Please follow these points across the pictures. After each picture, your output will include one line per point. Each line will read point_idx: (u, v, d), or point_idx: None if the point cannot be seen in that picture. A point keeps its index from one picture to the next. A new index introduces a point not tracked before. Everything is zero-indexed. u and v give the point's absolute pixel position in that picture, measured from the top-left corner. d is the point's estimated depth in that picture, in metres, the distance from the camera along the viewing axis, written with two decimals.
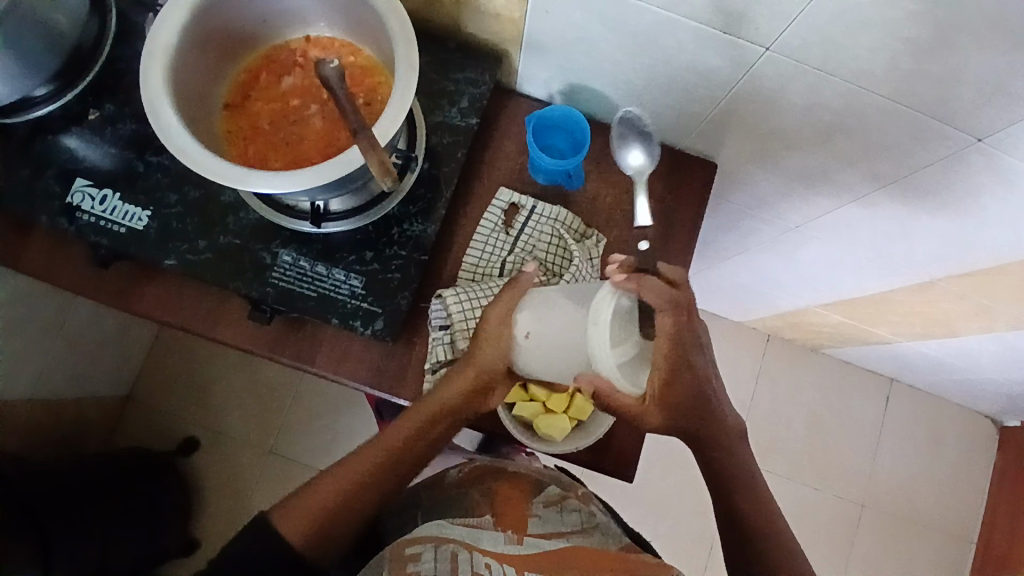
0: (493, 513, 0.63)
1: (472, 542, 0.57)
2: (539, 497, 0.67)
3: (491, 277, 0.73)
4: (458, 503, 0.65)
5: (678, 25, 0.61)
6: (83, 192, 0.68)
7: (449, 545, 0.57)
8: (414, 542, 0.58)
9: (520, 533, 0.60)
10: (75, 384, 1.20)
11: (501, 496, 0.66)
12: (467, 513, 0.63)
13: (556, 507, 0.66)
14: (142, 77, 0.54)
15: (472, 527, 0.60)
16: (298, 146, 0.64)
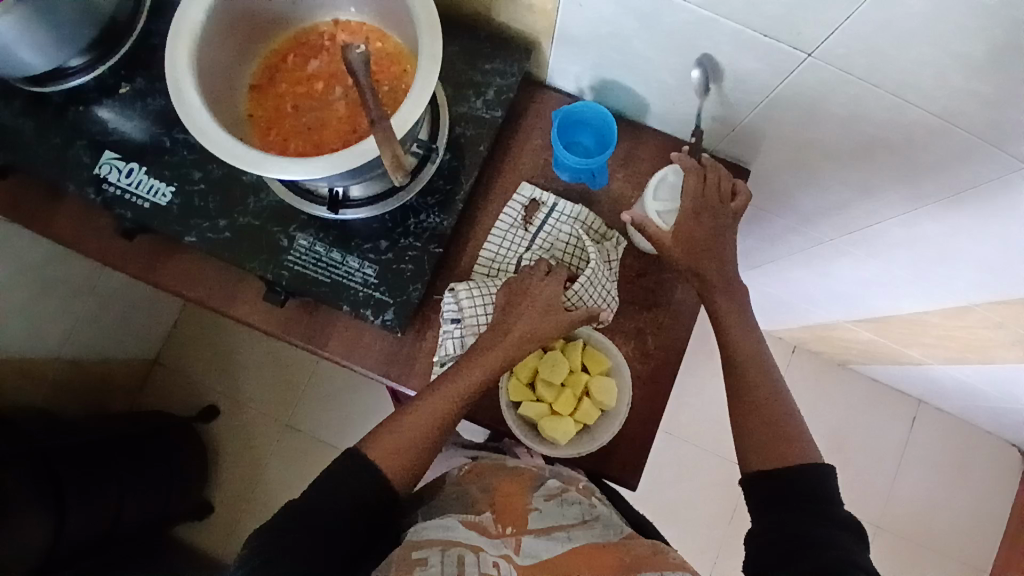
0: (490, 510, 0.61)
1: (477, 545, 0.55)
2: (540, 489, 0.64)
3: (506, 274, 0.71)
4: (458, 500, 0.63)
5: (716, 26, 0.58)
6: (111, 164, 0.69)
7: (455, 548, 0.54)
8: (418, 546, 0.56)
9: (519, 534, 0.58)
10: (103, 347, 1.23)
11: (500, 490, 0.64)
12: (465, 510, 0.61)
13: (557, 498, 0.63)
14: (168, 55, 0.54)
15: (472, 529, 0.58)
16: (322, 131, 0.63)
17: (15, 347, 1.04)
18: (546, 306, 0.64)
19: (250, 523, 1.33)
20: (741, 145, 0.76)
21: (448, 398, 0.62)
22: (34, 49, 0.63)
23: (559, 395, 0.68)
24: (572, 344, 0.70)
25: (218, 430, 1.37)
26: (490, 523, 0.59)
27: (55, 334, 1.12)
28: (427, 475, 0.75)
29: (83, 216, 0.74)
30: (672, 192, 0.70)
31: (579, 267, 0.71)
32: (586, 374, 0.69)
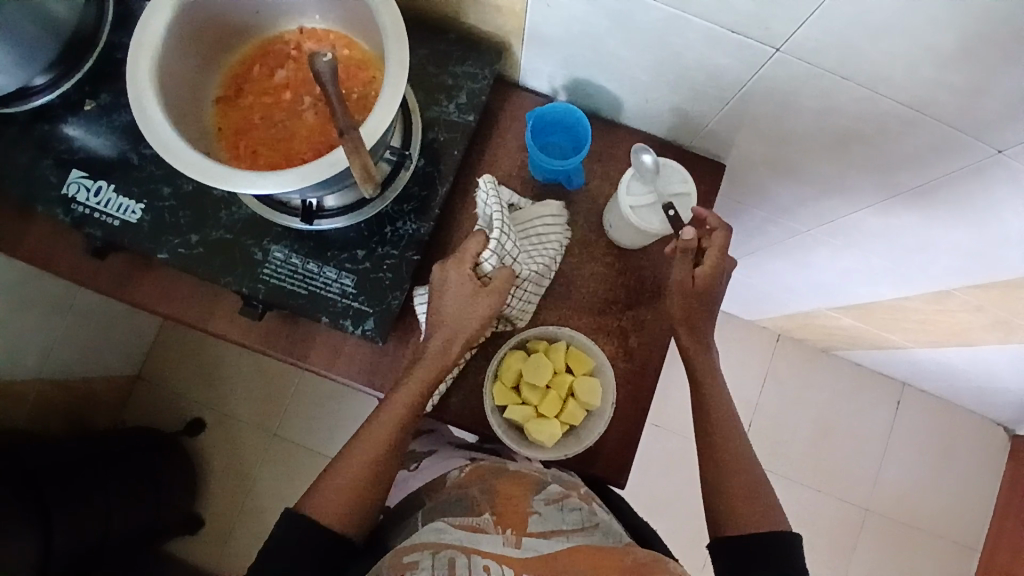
0: (491, 513, 0.60)
1: (471, 546, 0.55)
2: (541, 491, 0.64)
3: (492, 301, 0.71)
4: (458, 502, 0.63)
5: (685, 23, 0.58)
6: (78, 183, 0.67)
7: (446, 550, 0.54)
8: (412, 549, 0.55)
9: (519, 536, 0.57)
10: (83, 365, 1.21)
11: (500, 493, 0.63)
12: (465, 512, 0.61)
13: (558, 503, 0.63)
14: (129, 71, 0.53)
15: (471, 531, 0.57)
16: (292, 142, 0.62)
17: None
18: (469, 296, 0.64)
19: (241, 536, 1.32)
20: (717, 140, 0.76)
21: (372, 434, 0.65)
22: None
23: (544, 398, 0.68)
24: (556, 345, 0.69)
25: (205, 444, 1.36)
26: (490, 525, 0.58)
27: (33, 355, 1.09)
28: (421, 477, 0.75)
29: (53, 237, 0.73)
30: (649, 181, 0.65)
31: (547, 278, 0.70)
32: (571, 375, 0.69)
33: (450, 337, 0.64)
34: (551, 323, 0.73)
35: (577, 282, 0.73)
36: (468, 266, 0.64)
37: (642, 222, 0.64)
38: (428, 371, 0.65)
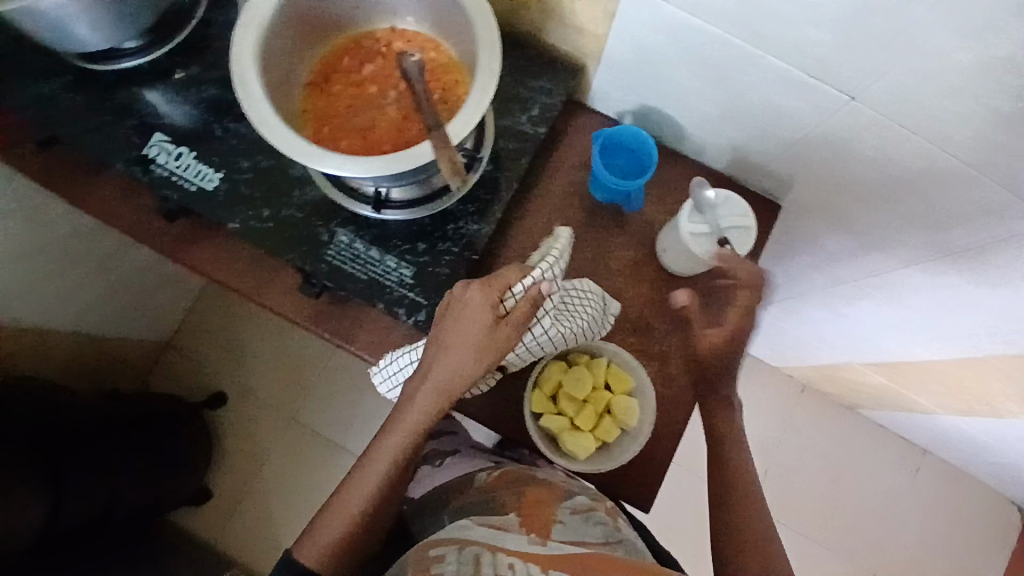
0: (516, 512, 0.63)
1: (494, 544, 0.56)
2: (567, 501, 0.66)
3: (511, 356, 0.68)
4: (485, 501, 0.66)
5: (763, 63, 0.60)
6: (160, 146, 0.70)
7: (471, 547, 0.56)
8: (438, 544, 0.58)
9: (542, 535, 0.60)
10: (120, 326, 1.23)
11: (528, 496, 0.66)
12: (491, 510, 0.64)
13: (582, 514, 0.65)
14: (235, 47, 0.56)
15: (495, 528, 0.60)
16: (373, 134, 0.65)
17: (34, 319, 1.04)
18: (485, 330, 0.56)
19: (245, 517, 1.34)
20: (774, 180, 0.77)
21: (364, 480, 0.63)
22: (89, 27, 0.64)
23: (581, 410, 0.69)
24: (598, 361, 0.70)
25: (223, 420, 1.38)
26: (514, 524, 0.61)
27: (75, 309, 1.12)
28: (445, 474, 0.76)
29: (123, 196, 0.76)
30: (706, 212, 0.65)
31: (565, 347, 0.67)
32: (609, 392, 0.70)
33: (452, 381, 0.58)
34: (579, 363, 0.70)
35: (625, 301, 0.75)
36: (494, 293, 0.56)
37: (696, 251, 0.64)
38: (417, 420, 0.60)
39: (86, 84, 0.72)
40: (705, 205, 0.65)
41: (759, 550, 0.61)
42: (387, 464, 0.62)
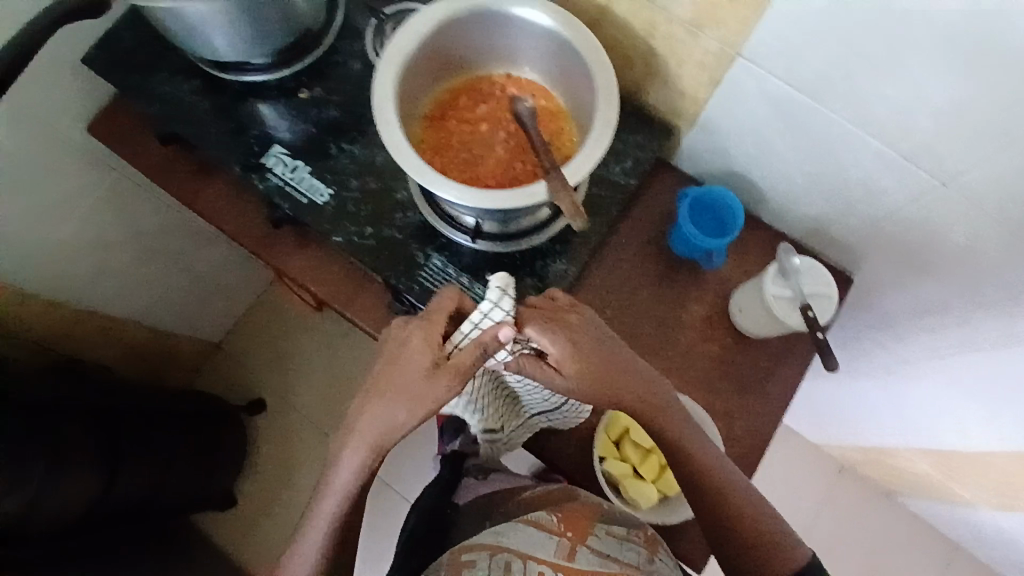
0: (554, 513, 0.63)
1: (526, 552, 0.59)
2: (607, 521, 0.63)
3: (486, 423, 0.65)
4: (526, 503, 0.65)
5: (860, 142, 0.63)
6: (278, 158, 0.75)
7: (503, 554, 0.59)
8: (470, 549, 0.61)
9: (575, 547, 0.60)
10: (179, 322, 1.27)
11: (568, 506, 0.64)
12: (531, 508, 0.64)
13: (619, 537, 0.62)
14: (376, 78, 0.61)
15: (533, 529, 0.61)
16: (481, 170, 0.70)
17: (106, 304, 1.09)
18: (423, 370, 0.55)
19: (266, 526, 1.34)
20: (852, 254, 0.79)
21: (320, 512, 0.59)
22: (230, 43, 0.70)
23: (645, 459, 0.71)
24: None
25: (259, 425, 1.40)
26: (552, 523, 0.62)
27: (142, 301, 1.15)
28: (491, 487, 0.71)
29: (232, 198, 0.80)
30: (791, 277, 0.67)
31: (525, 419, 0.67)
32: None
33: (391, 420, 0.56)
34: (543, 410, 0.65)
35: (693, 355, 0.76)
36: (435, 332, 0.55)
37: (779, 314, 0.66)
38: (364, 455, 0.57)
39: (214, 92, 0.77)
40: (789, 270, 0.67)
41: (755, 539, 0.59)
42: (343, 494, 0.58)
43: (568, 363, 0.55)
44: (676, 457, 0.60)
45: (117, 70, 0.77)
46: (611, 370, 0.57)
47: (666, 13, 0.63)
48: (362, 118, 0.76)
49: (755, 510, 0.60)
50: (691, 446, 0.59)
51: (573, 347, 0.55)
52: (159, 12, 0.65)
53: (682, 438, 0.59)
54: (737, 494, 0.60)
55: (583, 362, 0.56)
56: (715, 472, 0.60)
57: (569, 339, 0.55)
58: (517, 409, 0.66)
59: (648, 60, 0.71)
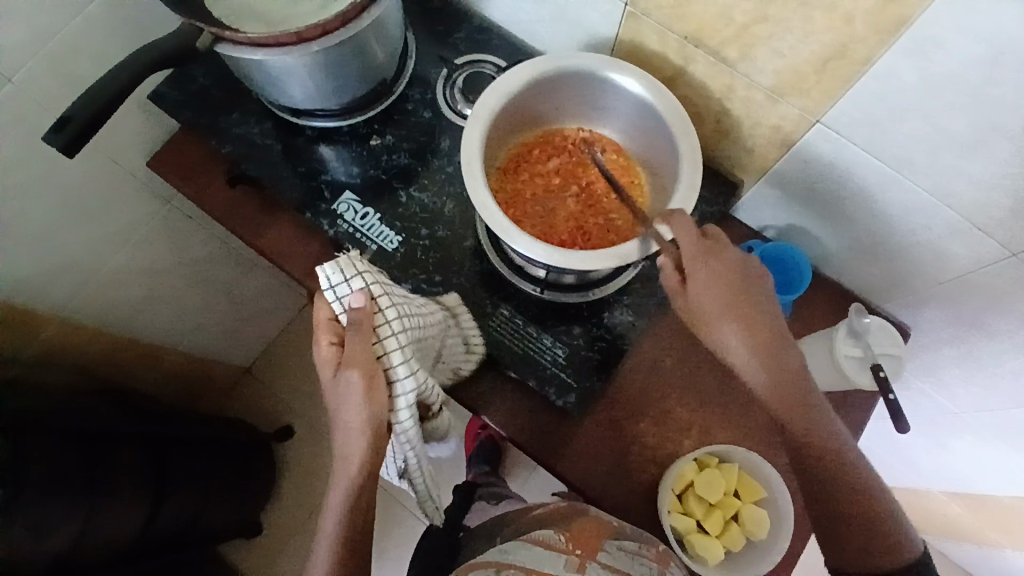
0: (561, 532, 0.64)
1: (533, 567, 0.60)
2: (616, 538, 0.64)
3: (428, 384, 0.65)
4: (537, 525, 0.67)
5: (934, 209, 0.63)
6: (349, 204, 0.76)
7: (510, 569, 0.60)
8: (478, 566, 0.62)
9: (584, 562, 0.60)
10: (214, 347, 1.26)
11: (575, 526, 0.65)
12: (540, 528, 0.66)
13: (629, 552, 0.63)
14: (464, 136, 0.63)
15: (540, 546, 0.62)
16: (552, 226, 0.71)
17: (153, 331, 1.08)
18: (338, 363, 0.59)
19: (291, 556, 1.33)
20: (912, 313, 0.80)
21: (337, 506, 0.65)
22: (309, 91, 0.71)
23: (709, 515, 0.70)
24: (729, 466, 0.72)
25: (287, 452, 1.39)
26: (560, 542, 0.63)
27: (183, 328, 1.14)
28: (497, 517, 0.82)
29: (297, 240, 0.81)
30: (860, 337, 0.69)
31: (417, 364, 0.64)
32: (738, 500, 0.71)
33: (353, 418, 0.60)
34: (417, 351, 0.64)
35: (757, 410, 0.75)
36: (327, 335, 0.59)
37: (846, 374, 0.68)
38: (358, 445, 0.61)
39: (286, 135, 0.79)
40: (859, 331, 0.69)
41: (863, 522, 0.63)
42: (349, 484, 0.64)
43: (717, 290, 0.61)
44: (790, 434, 0.63)
45: (191, 112, 0.79)
46: (756, 317, 0.62)
47: (746, 79, 0.65)
48: (432, 164, 0.78)
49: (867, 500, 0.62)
50: (810, 424, 0.61)
51: (717, 280, 0.61)
52: (247, 65, 0.66)
53: (803, 419, 0.61)
54: (852, 475, 0.62)
55: (727, 304, 0.61)
56: (828, 455, 0.62)
57: (723, 279, 0.61)
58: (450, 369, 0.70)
59: (718, 119, 0.72)
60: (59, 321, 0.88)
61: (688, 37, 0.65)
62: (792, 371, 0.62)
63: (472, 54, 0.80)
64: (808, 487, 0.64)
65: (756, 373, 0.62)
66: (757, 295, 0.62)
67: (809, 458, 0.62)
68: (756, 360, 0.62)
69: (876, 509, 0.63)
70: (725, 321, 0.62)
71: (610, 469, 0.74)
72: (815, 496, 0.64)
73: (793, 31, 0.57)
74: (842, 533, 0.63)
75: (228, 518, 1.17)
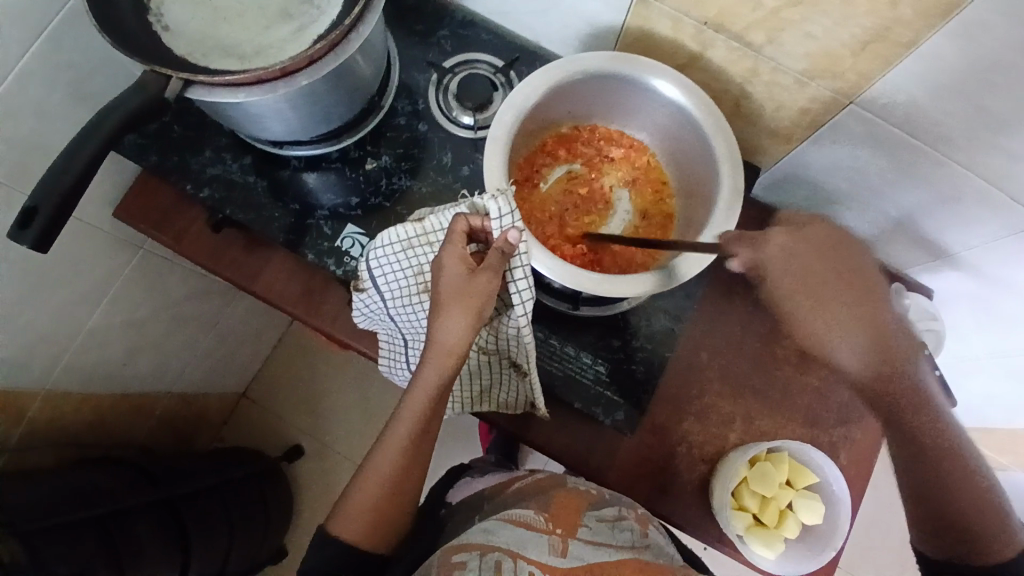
0: (541, 510, 0.59)
1: (518, 551, 0.53)
2: (597, 508, 0.60)
3: (499, 359, 0.67)
4: (516, 500, 0.62)
5: (970, 182, 0.61)
6: (354, 238, 0.70)
7: (494, 553, 0.54)
8: (461, 549, 0.55)
9: (566, 541, 0.55)
10: (209, 380, 1.19)
11: (555, 498, 0.60)
12: (518, 505, 0.60)
13: (610, 522, 0.58)
14: (484, 163, 0.58)
15: (522, 528, 0.56)
16: (579, 243, 0.66)
17: (142, 380, 0.99)
18: (461, 282, 0.55)
19: None
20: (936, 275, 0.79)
21: (391, 442, 0.60)
22: (295, 126, 0.63)
23: (765, 507, 0.70)
24: (779, 455, 0.71)
25: (298, 472, 1.33)
26: (540, 521, 0.57)
27: (173, 369, 1.05)
28: (485, 482, 0.70)
29: (294, 277, 0.74)
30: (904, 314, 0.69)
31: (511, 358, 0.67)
32: (791, 488, 0.71)
33: (444, 341, 0.56)
34: (506, 373, 0.68)
35: (795, 395, 0.75)
36: (458, 248, 0.56)
37: None
38: (435, 373, 0.58)
39: (269, 168, 0.71)
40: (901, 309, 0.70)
41: (962, 505, 0.54)
42: (412, 422, 0.59)
43: (799, 251, 0.54)
44: (898, 430, 0.55)
45: (157, 154, 0.70)
46: (848, 290, 0.53)
47: (772, 62, 0.61)
48: (435, 182, 0.72)
49: (961, 488, 0.54)
50: (915, 413, 0.53)
51: (794, 262, 0.54)
52: (221, 108, 0.57)
53: (912, 408, 0.53)
54: (951, 453, 0.53)
55: (815, 285, 0.54)
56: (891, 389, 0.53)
57: (795, 257, 0.54)
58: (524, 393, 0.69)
59: (738, 103, 0.68)
60: (45, 395, 0.80)
61: (708, 23, 0.60)
62: (897, 353, 0.53)
63: (461, 55, 0.74)
64: (910, 468, 0.55)
65: (852, 355, 0.53)
66: (842, 260, 0.54)
67: (917, 446, 0.54)
68: (843, 337, 0.53)
69: (981, 499, 0.54)
70: (810, 312, 0.54)
71: (656, 478, 0.72)
72: (917, 481, 0.55)
73: (830, 15, 0.53)
74: (946, 518, 0.54)
75: (263, 552, 1.12)
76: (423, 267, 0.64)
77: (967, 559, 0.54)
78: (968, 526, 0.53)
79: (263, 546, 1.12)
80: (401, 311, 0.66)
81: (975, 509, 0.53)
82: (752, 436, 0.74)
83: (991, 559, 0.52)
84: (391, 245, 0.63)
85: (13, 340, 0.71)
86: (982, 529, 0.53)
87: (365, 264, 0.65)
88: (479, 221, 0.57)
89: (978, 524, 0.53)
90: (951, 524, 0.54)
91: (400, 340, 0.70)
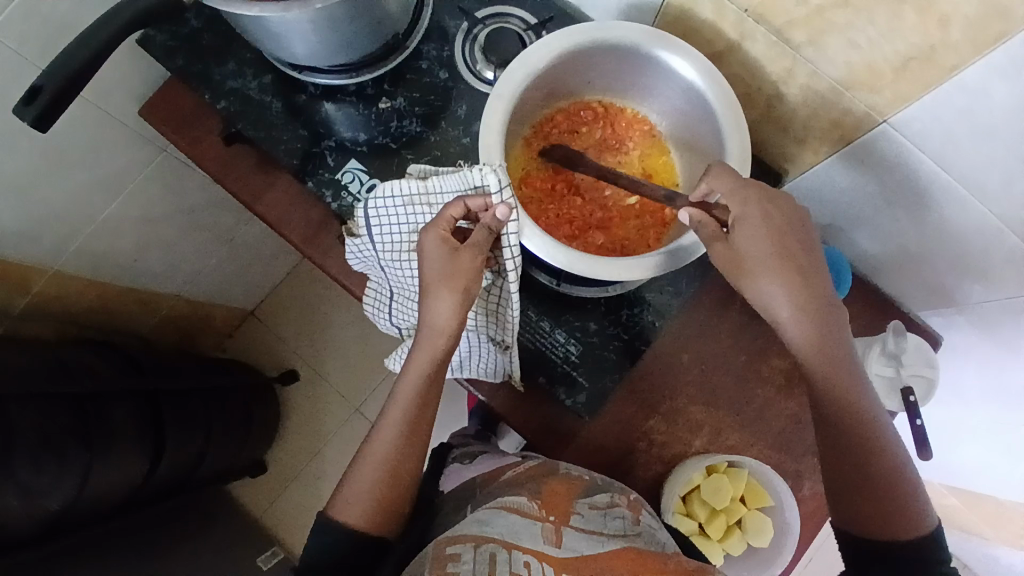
0: (533, 498, 0.56)
1: (512, 541, 0.50)
2: (588, 496, 0.58)
3: (506, 324, 0.65)
4: (505, 489, 0.58)
5: (998, 233, 0.57)
6: (355, 174, 0.70)
7: (489, 544, 0.50)
8: (454, 541, 0.52)
9: (560, 528, 0.53)
10: (218, 290, 1.22)
11: (546, 489, 0.58)
12: (508, 493, 0.57)
13: (601, 510, 0.56)
14: (484, 116, 0.57)
15: (516, 517, 0.53)
16: (563, 207, 0.67)
17: (150, 278, 1.03)
18: (447, 259, 0.56)
19: (291, 495, 1.35)
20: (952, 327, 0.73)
21: (387, 424, 0.59)
22: (311, 53, 0.63)
23: (713, 518, 0.70)
24: (739, 472, 0.70)
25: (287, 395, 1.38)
26: (533, 509, 0.55)
27: (182, 274, 1.09)
28: (475, 469, 0.66)
29: (296, 205, 0.75)
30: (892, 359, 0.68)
31: (505, 326, 0.65)
32: (744, 506, 0.71)
33: (435, 321, 0.57)
34: (507, 344, 0.66)
35: (768, 416, 0.72)
36: (442, 230, 0.56)
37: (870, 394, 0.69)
38: (429, 356, 0.58)
39: (286, 90, 0.72)
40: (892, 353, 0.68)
41: (876, 484, 0.55)
42: (403, 403, 0.59)
43: (762, 234, 0.53)
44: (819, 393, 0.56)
45: (182, 60, 0.71)
46: (801, 266, 0.54)
47: (810, 66, 0.57)
48: (445, 132, 0.71)
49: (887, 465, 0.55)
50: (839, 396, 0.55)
51: (767, 229, 0.53)
52: (244, 20, 0.57)
53: (836, 391, 0.55)
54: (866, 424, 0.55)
55: (776, 254, 0.53)
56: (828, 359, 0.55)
57: (767, 221, 0.53)
58: (502, 368, 0.69)
59: (770, 104, 0.64)
60: (51, 272, 0.84)
61: (749, 11, 0.56)
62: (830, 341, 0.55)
63: (496, 7, 0.71)
64: (834, 446, 0.57)
65: (802, 329, 0.54)
66: (801, 233, 0.55)
67: (836, 422, 0.56)
68: (791, 312, 0.54)
69: (897, 486, 0.55)
70: (769, 274, 0.53)
71: (611, 471, 0.71)
72: (841, 468, 0.57)
73: (877, 22, 0.49)
74: (862, 493, 0.56)
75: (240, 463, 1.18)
76: (419, 227, 0.63)
77: (882, 538, 0.55)
78: (891, 503, 0.55)
79: (244, 456, 1.17)
80: (391, 263, 0.66)
81: (883, 477, 0.55)
82: (715, 449, 0.72)
83: (900, 533, 0.54)
84: (392, 200, 0.62)
85: (27, 213, 0.75)
86: (908, 511, 0.55)
87: (363, 211, 0.63)
88: (479, 201, 0.56)
89: (890, 507, 0.55)
90: (868, 503, 0.56)
91: (387, 292, 0.70)
